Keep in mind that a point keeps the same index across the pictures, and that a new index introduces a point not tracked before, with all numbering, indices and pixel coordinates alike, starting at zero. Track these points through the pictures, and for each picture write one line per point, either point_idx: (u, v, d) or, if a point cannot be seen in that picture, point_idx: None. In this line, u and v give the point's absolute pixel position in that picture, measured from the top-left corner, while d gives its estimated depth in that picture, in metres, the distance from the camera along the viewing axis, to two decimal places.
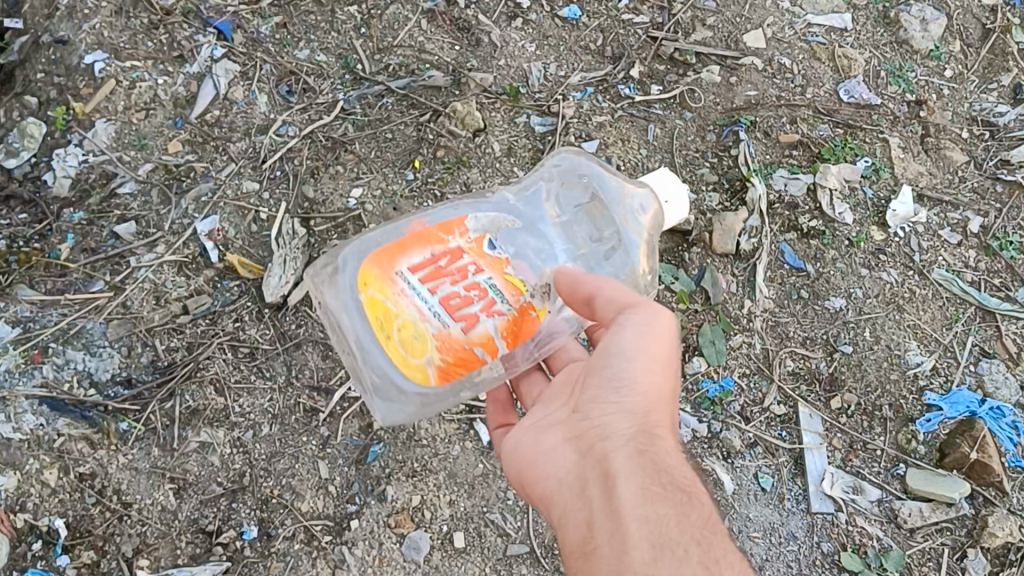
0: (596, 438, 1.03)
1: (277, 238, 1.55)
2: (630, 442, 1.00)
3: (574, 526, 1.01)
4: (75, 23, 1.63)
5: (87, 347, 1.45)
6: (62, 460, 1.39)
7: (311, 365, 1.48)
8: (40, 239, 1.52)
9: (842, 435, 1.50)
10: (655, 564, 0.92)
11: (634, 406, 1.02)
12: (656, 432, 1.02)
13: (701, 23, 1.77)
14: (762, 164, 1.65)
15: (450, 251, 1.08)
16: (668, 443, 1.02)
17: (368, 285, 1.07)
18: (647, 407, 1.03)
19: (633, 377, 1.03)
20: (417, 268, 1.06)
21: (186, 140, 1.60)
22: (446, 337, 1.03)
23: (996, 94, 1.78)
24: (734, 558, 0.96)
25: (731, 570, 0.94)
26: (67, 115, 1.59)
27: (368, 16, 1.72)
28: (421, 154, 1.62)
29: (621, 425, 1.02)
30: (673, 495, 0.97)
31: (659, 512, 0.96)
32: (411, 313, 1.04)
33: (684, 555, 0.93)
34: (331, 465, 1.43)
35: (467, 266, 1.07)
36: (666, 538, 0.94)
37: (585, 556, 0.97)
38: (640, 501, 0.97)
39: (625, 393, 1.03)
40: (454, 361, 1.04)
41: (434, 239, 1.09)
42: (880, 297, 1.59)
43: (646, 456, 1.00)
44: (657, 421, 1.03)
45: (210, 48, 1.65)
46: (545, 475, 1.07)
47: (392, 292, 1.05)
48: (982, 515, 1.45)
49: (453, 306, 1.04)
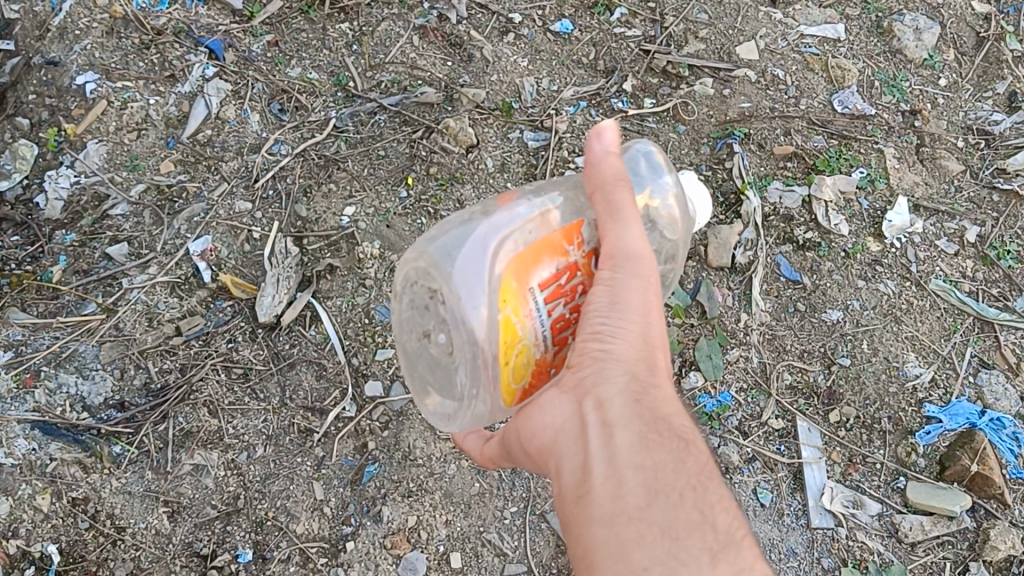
0: (587, 386, 0.90)
1: (270, 257, 1.53)
2: (625, 388, 0.89)
3: (564, 476, 0.89)
4: (66, 44, 1.66)
5: (80, 370, 1.44)
6: (55, 485, 1.37)
7: (305, 386, 1.47)
8: (32, 261, 1.52)
9: (842, 449, 1.48)
10: (651, 510, 0.82)
11: (622, 353, 0.91)
12: (651, 379, 0.91)
13: (694, 35, 1.78)
14: (757, 176, 1.64)
15: (571, 266, 0.94)
16: (663, 389, 0.92)
17: (507, 303, 0.89)
18: (638, 354, 0.91)
19: (618, 323, 0.91)
20: (546, 285, 0.91)
21: (178, 159, 1.60)
22: (544, 362, 0.94)
23: (991, 102, 1.78)
24: (730, 505, 0.87)
25: (726, 515, 0.85)
26: (58, 136, 1.61)
27: (360, 33, 1.73)
28: (413, 172, 1.61)
29: (616, 371, 0.90)
30: (669, 442, 0.87)
31: (657, 459, 0.85)
32: (531, 337, 0.91)
33: (679, 500, 0.83)
34: (326, 486, 1.42)
35: (579, 287, 0.95)
36: (663, 483, 0.84)
37: (578, 501, 0.86)
38: (637, 449, 0.86)
39: (612, 341, 0.91)
40: (537, 382, 0.95)
41: (560, 249, 0.93)
42: (878, 308, 1.57)
43: (642, 405, 0.89)
44: (651, 366, 0.92)
45: (202, 67, 1.67)
46: (536, 426, 0.94)
47: (523, 314, 0.90)
48: (984, 528, 1.42)
49: (559, 331, 0.93)
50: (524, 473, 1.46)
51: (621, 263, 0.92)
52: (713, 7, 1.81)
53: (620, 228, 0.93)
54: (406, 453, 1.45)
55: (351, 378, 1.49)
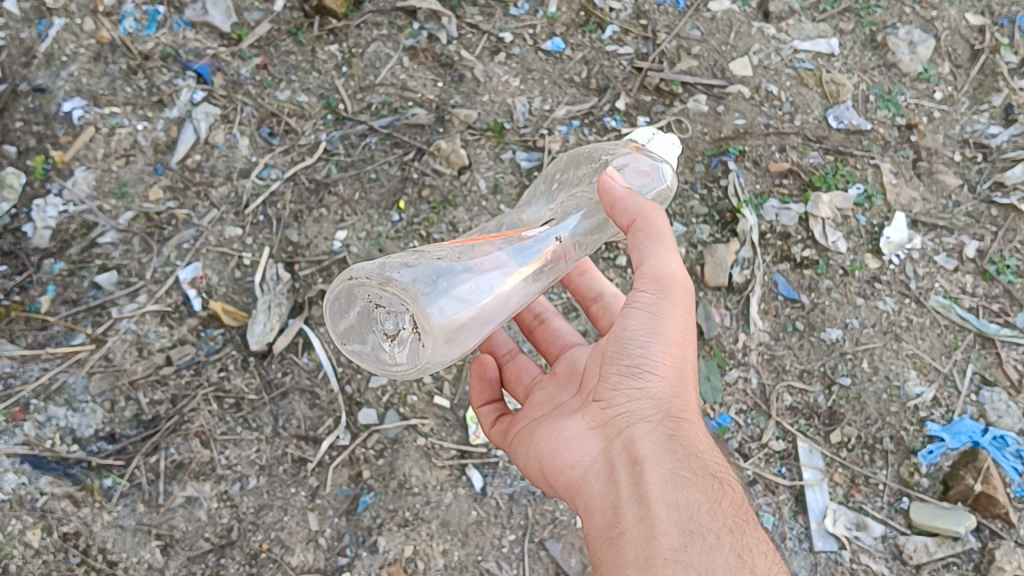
0: (622, 423, 1.02)
1: (261, 283, 1.52)
2: (658, 427, 1.00)
3: (598, 515, 0.99)
4: (53, 70, 1.57)
5: (69, 403, 1.41)
6: (45, 519, 1.34)
7: (298, 415, 1.47)
8: (20, 291, 1.47)
9: (843, 470, 1.49)
10: (687, 550, 0.89)
11: (657, 390, 1.02)
12: (685, 418, 1.02)
13: (687, 51, 1.74)
14: (752, 195, 1.62)
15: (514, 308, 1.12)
16: (695, 429, 1.02)
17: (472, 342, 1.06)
18: (670, 390, 1.02)
19: (654, 357, 1.02)
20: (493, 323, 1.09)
21: (167, 186, 1.56)
22: None
23: (987, 114, 1.75)
24: (764, 548, 0.95)
25: (764, 560, 0.92)
26: (46, 164, 1.53)
27: (349, 55, 1.69)
28: (405, 195, 1.60)
29: (647, 409, 1.01)
30: (702, 481, 0.96)
31: (689, 498, 0.94)
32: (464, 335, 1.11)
33: (716, 542, 0.90)
34: (320, 517, 1.42)
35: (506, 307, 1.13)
36: (697, 524, 0.92)
37: (611, 541, 0.95)
38: (669, 487, 0.95)
39: (648, 376, 1.02)
40: None
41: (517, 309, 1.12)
42: (877, 326, 1.56)
43: (676, 442, 0.99)
44: (683, 406, 1.03)
45: (190, 92, 1.62)
46: (565, 463, 1.06)
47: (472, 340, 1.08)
48: (989, 548, 1.42)
49: None
50: (522, 499, 1.46)
51: (661, 289, 1.03)
52: (706, 23, 1.76)
53: (658, 253, 1.03)
54: (402, 481, 1.45)
55: (345, 406, 1.48)
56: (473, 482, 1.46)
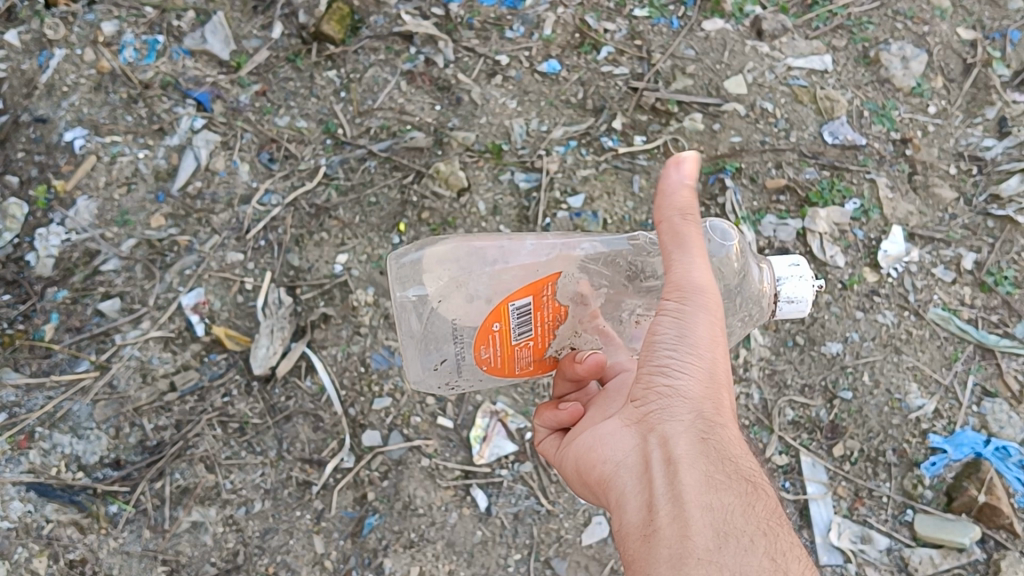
0: (655, 420, 0.93)
1: (264, 307, 1.53)
2: (692, 426, 0.90)
3: (630, 514, 0.90)
4: (53, 100, 1.58)
5: (74, 430, 1.43)
6: (52, 547, 1.36)
7: (302, 438, 1.48)
8: (24, 319, 1.48)
9: (847, 484, 1.52)
10: (721, 554, 0.80)
11: (692, 390, 0.91)
12: (720, 418, 0.91)
13: (682, 71, 1.74)
14: (749, 211, 1.63)
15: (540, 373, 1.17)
16: (731, 431, 0.92)
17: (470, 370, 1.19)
18: (708, 390, 0.91)
19: (687, 357, 0.92)
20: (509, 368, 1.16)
21: (168, 213, 1.56)
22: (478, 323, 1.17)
23: (981, 128, 1.74)
24: (801, 554, 0.86)
25: (798, 565, 0.83)
26: (48, 194, 1.54)
27: (347, 80, 1.69)
28: (405, 218, 1.59)
29: (679, 409, 0.91)
30: (737, 485, 0.87)
31: (723, 502, 0.85)
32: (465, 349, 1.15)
33: (750, 545, 0.81)
34: (326, 540, 1.44)
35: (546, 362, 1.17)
36: (732, 527, 0.83)
37: (643, 539, 0.86)
38: (705, 489, 0.86)
39: (682, 376, 0.91)
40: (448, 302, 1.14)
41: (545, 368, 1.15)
42: (877, 339, 1.59)
43: (710, 444, 0.89)
44: (722, 404, 0.92)
45: (190, 119, 1.62)
46: (598, 456, 1.00)
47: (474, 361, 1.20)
48: (995, 559, 1.45)
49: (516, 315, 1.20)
50: (527, 519, 1.47)
51: (687, 294, 0.93)
52: (699, 42, 1.76)
53: (684, 256, 0.94)
54: (406, 502, 1.46)
55: (348, 428, 1.49)
56: (477, 502, 1.48)
